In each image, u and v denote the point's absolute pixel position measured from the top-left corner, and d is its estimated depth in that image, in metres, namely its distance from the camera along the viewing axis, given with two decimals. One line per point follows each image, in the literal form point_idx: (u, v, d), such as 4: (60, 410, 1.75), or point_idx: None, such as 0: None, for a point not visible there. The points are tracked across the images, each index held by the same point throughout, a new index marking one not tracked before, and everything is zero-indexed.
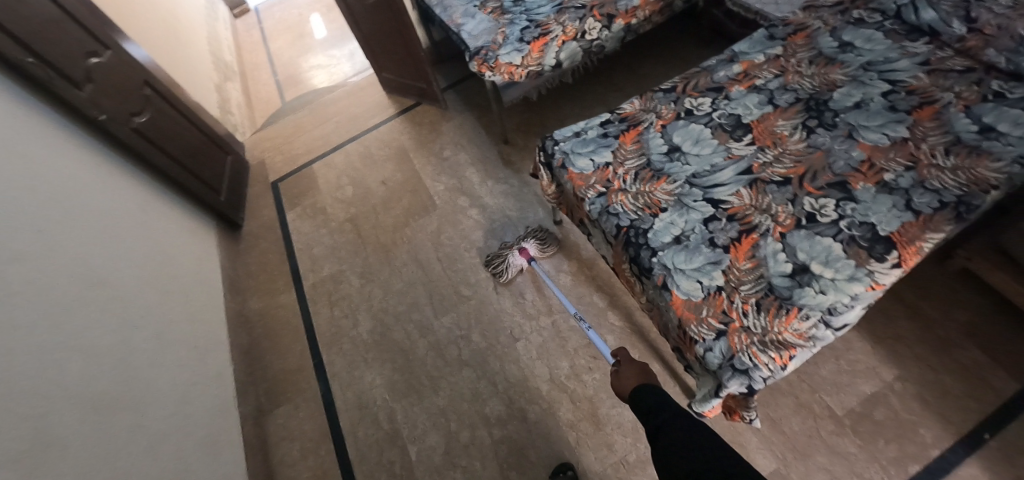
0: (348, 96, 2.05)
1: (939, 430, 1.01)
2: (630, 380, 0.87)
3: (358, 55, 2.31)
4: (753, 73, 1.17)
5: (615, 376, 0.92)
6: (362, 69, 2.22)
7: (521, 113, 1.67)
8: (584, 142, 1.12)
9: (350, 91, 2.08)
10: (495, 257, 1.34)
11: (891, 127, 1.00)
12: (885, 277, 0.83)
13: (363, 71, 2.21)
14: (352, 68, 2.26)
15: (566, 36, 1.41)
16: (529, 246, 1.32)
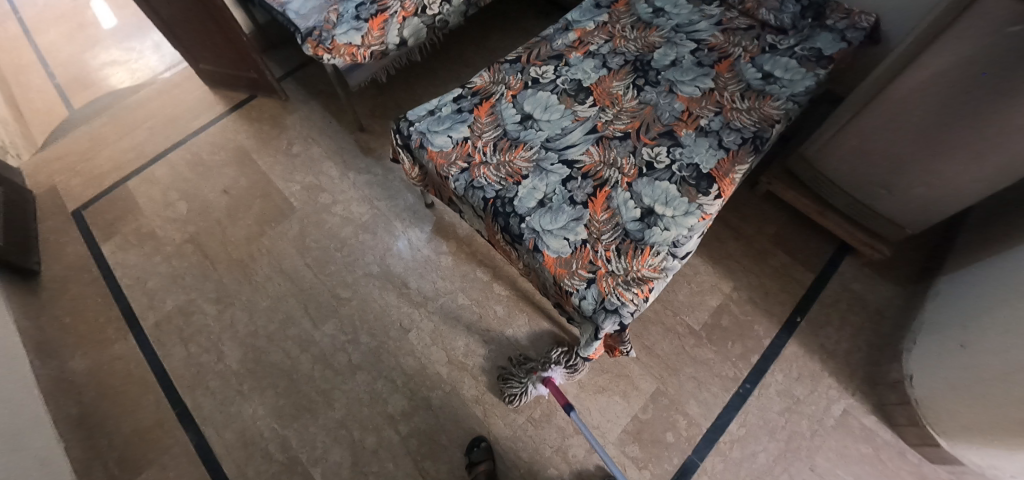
0: (158, 96, 1.71)
1: (767, 323, 1.26)
2: None
3: (166, 46, 1.94)
4: (586, 39, 1.25)
5: None
6: (174, 62, 1.87)
7: (374, 97, 1.58)
8: (440, 120, 1.10)
9: (160, 89, 1.74)
10: (513, 381, 1.12)
11: (700, 80, 1.16)
12: (711, 208, 0.98)
13: (176, 64, 1.86)
14: (160, 62, 1.89)
15: (407, 12, 1.35)
16: (556, 375, 1.10)
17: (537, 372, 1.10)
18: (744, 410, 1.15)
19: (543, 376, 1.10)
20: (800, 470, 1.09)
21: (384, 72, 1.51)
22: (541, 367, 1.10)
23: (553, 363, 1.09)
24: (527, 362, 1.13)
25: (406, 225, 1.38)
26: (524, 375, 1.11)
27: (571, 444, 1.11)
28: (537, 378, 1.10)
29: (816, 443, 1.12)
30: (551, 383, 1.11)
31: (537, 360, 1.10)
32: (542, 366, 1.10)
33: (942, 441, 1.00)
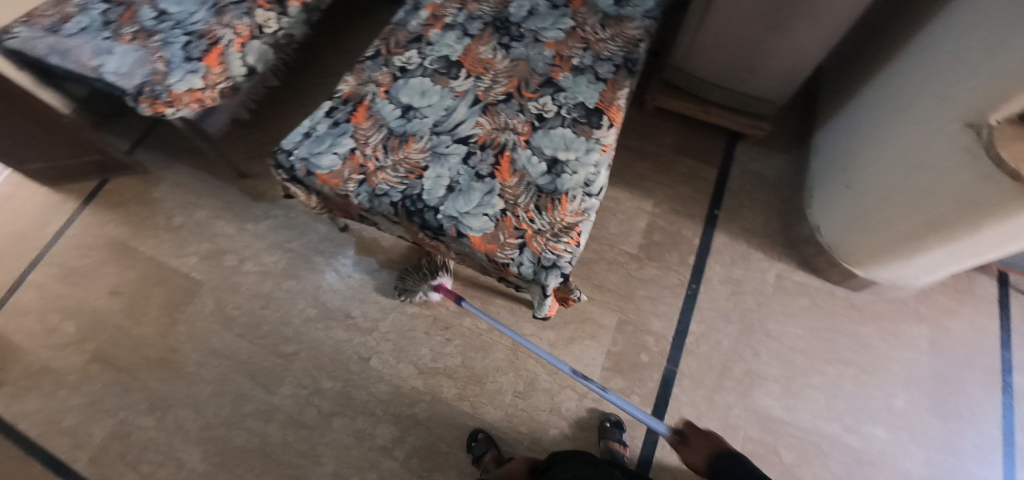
0: None
1: (693, 225, 1.35)
2: (700, 450, 0.98)
3: None
4: (440, 13, 1.21)
5: (682, 448, 1.00)
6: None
7: (243, 137, 1.44)
8: (319, 140, 1.03)
9: None
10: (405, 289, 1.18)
11: (560, 21, 1.18)
12: (607, 138, 1.02)
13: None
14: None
15: (242, 37, 1.24)
16: (446, 277, 1.16)
17: (431, 280, 1.15)
18: (698, 308, 1.25)
19: (436, 283, 1.15)
20: (760, 340, 1.21)
21: (243, 108, 1.39)
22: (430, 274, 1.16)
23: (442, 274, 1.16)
24: (418, 268, 1.17)
25: (328, 256, 1.31)
26: (415, 281, 1.16)
27: (562, 400, 1.14)
28: (426, 287, 1.15)
29: (765, 312, 1.24)
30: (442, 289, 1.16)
31: (425, 269, 1.15)
32: (434, 269, 1.14)
33: (859, 271, 1.18)
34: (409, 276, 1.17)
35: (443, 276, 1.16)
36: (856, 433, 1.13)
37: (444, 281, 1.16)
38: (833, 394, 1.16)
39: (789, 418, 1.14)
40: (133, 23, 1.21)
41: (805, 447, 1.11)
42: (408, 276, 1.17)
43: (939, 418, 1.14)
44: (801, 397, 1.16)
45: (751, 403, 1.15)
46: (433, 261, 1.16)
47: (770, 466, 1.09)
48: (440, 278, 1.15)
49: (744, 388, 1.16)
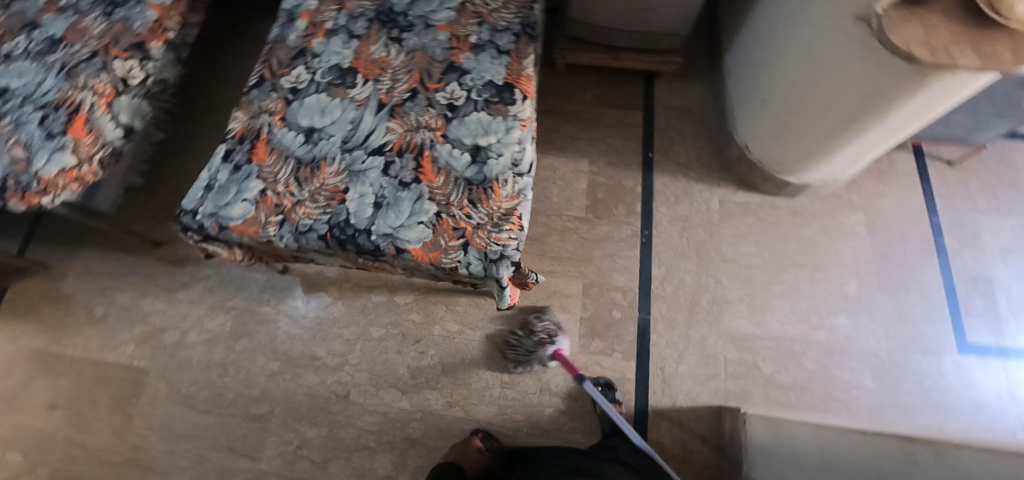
0: None
1: (632, 173, 1.35)
2: None
3: None
4: (318, 19, 1.11)
5: None
6: None
7: (144, 202, 1.31)
8: (223, 190, 0.94)
9: None
10: (516, 352, 1.14)
11: (447, 0, 1.11)
12: (525, 112, 0.98)
13: None
14: None
15: (106, 96, 1.09)
16: (561, 345, 1.13)
17: (548, 344, 1.11)
18: (655, 253, 1.27)
19: (551, 350, 1.11)
20: (718, 267, 1.25)
21: (133, 171, 1.25)
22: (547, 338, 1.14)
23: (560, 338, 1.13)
24: (530, 332, 1.15)
25: (276, 304, 1.23)
26: (530, 347, 1.13)
27: (549, 378, 1.15)
28: (543, 352, 1.11)
29: (716, 239, 1.28)
30: (558, 355, 1.11)
31: (541, 332, 1.13)
32: (554, 332, 1.13)
33: (792, 179, 1.23)
34: (521, 343, 1.14)
35: (559, 345, 1.12)
36: (821, 328, 1.19)
37: (559, 349, 1.12)
38: (793, 299, 1.22)
39: (761, 332, 1.19)
40: None
41: (780, 354, 1.17)
42: (521, 340, 1.15)
43: (888, 293, 1.23)
44: (766, 310, 1.21)
45: (723, 328, 1.19)
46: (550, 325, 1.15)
47: (754, 382, 1.14)
48: (558, 345, 1.12)
49: (714, 316, 1.21)
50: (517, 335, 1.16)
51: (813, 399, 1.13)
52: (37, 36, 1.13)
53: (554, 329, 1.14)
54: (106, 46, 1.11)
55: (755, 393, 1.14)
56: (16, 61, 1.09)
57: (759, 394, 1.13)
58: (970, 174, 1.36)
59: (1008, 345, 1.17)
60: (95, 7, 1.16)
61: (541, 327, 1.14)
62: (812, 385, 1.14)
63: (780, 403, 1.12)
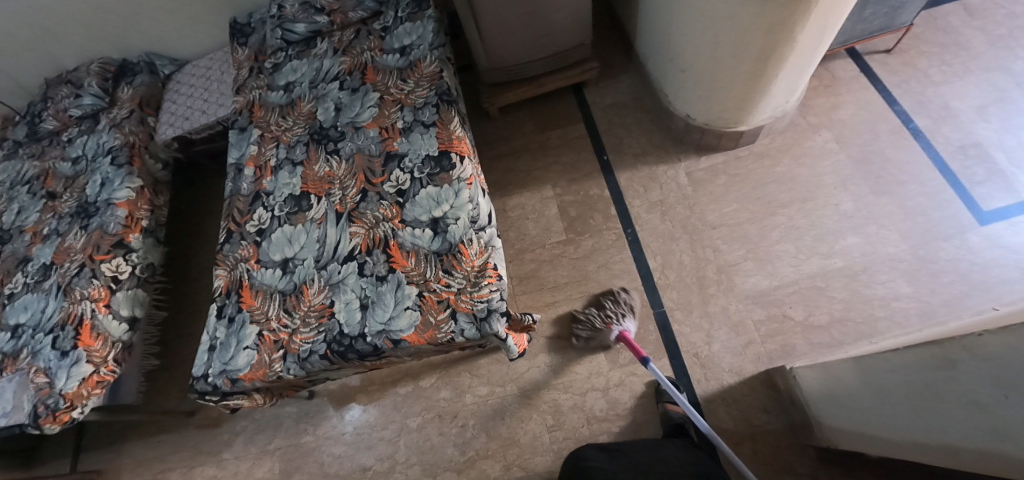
0: None
1: (595, 180, 1.37)
2: None
3: None
4: (262, 160, 1.20)
5: None
6: None
7: (169, 379, 1.37)
8: (224, 346, 0.98)
9: None
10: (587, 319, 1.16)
11: (366, 99, 1.19)
12: (467, 171, 1.02)
13: None
14: None
15: (103, 298, 1.16)
16: (629, 328, 1.13)
17: (611, 325, 1.12)
18: (646, 246, 1.27)
19: (619, 330, 1.11)
20: (711, 236, 1.25)
21: (149, 355, 1.31)
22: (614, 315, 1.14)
23: (624, 319, 1.13)
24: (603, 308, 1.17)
25: (314, 430, 1.25)
26: (596, 326, 1.14)
27: (591, 404, 1.12)
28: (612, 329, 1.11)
29: (698, 211, 1.28)
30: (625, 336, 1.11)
31: (611, 311, 1.14)
32: (616, 314, 1.13)
33: (744, 127, 1.23)
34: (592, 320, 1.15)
35: (626, 326, 1.12)
36: (834, 255, 1.16)
37: (626, 331, 1.11)
38: (796, 237, 1.20)
39: (778, 282, 1.16)
40: None
41: (807, 296, 1.13)
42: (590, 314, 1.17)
43: (885, 196, 1.20)
44: (775, 259, 1.19)
45: (740, 293, 1.17)
46: (617, 299, 1.17)
47: (793, 333, 1.10)
48: (622, 326, 1.12)
49: (726, 284, 1.18)
50: (586, 314, 1.17)
51: (858, 328, 1.07)
52: (31, 269, 1.23)
53: (616, 310, 1.14)
54: (91, 254, 1.20)
55: (798, 344, 1.09)
56: (20, 298, 1.19)
57: (802, 343, 1.08)
58: (912, 53, 1.39)
59: None
60: (73, 225, 1.26)
61: (612, 308, 1.15)
62: (850, 315, 1.09)
63: (827, 345, 1.07)
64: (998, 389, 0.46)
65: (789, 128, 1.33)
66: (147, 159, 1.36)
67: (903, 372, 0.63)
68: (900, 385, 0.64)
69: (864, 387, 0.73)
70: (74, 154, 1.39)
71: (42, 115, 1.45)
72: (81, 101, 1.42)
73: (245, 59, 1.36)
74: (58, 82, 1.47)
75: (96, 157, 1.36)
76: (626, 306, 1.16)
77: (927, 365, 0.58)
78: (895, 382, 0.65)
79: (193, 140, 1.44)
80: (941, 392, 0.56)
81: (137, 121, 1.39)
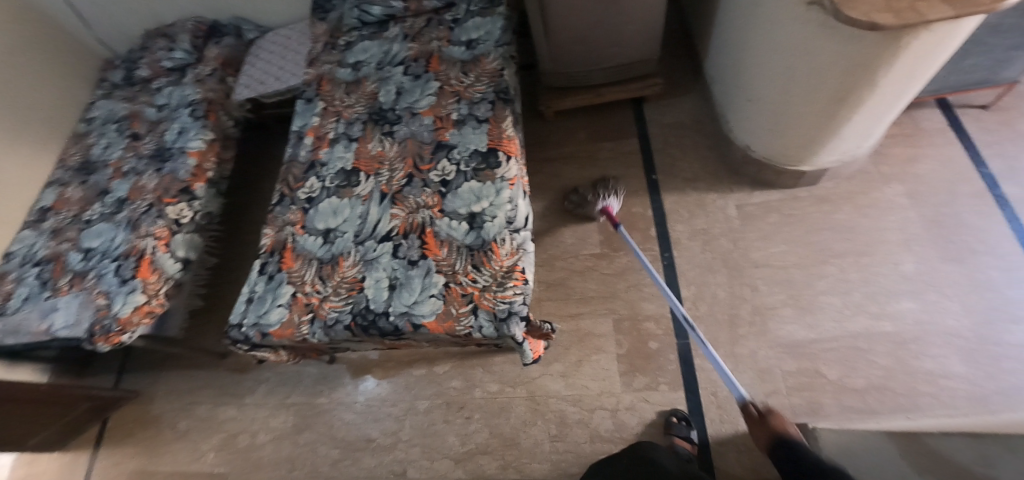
0: None
1: (639, 198, 1.35)
2: None
3: None
4: (322, 132, 1.26)
5: None
6: None
7: (210, 321, 1.47)
8: (261, 300, 1.04)
9: None
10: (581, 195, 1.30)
11: (427, 87, 1.22)
12: (512, 171, 1.03)
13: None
14: None
15: (164, 238, 1.25)
16: (612, 204, 1.24)
17: (599, 200, 1.24)
18: (681, 274, 1.23)
19: (602, 205, 1.23)
20: (751, 274, 1.20)
21: (195, 296, 1.42)
22: (603, 194, 1.25)
23: (608, 199, 1.24)
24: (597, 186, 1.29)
25: (329, 394, 1.31)
26: (586, 198, 1.27)
27: (597, 422, 1.11)
28: (600, 202, 1.24)
29: (742, 246, 1.23)
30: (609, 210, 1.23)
31: (602, 188, 1.26)
32: (601, 193, 1.25)
33: (806, 168, 1.17)
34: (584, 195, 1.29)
35: (609, 203, 1.23)
36: (884, 317, 1.08)
37: (609, 206, 1.23)
38: (845, 291, 1.13)
39: (815, 335, 1.10)
40: (65, 272, 1.25)
41: (846, 356, 1.06)
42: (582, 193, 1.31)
43: (953, 263, 1.11)
44: (817, 310, 1.12)
45: (773, 338, 1.11)
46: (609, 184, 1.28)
47: (823, 391, 1.04)
48: (608, 203, 1.23)
49: (759, 327, 1.13)
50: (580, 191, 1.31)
51: (897, 400, 0.99)
52: (109, 200, 1.35)
53: (602, 191, 1.26)
54: (160, 196, 1.30)
55: (827, 403, 1.02)
56: (95, 225, 1.31)
57: (831, 403, 1.02)
58: (1014, 113, 1.26)
59: None
60: (149, 166, 1.38)
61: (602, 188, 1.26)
62: (891, 384, 1.01)
63: (859, 410, 1.00)
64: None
65: (856, 177, 1.25)
66: (221, 116, 1.46)
67: (935, 458, 0.59)
68: (925, 468, 0.60)
69: (888, 463, 0.69)
70: (159, 102, 1.51)
71: (139, 63, 1.59)
72: (173, 54, 1.55)
73: (322, 34, 1.43)
74: (157, 34, 1.61)
75: (178, 108, 1.47)
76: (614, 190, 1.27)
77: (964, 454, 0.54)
78: (921, 464, 0.61)
79: (264, 103, 1.53)
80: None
81: (218, 79, 1.50)
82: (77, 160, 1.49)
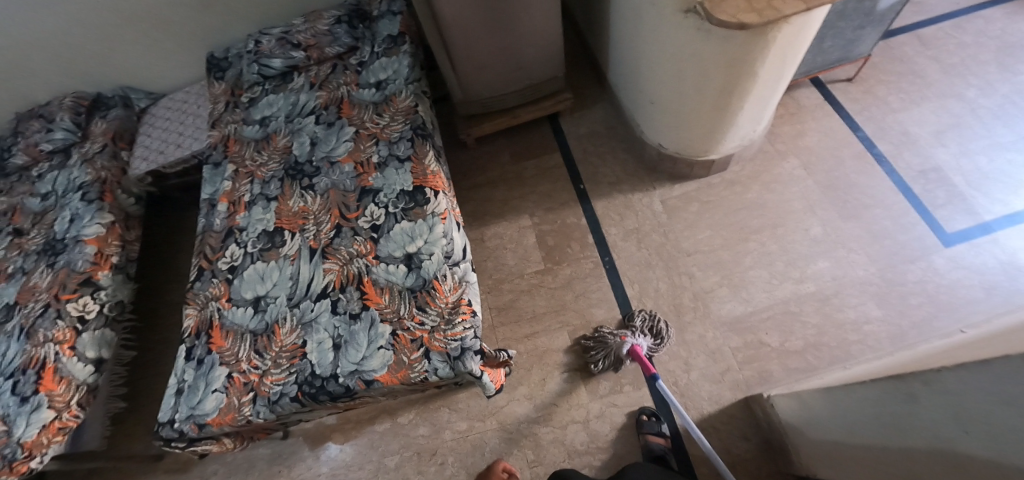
0: None
1: (572, 209, 1.39)
2: None
3: None
4: (236, 196, 1.19)
5: None
6: None
7: (138, 421, 1.32)
8: (192, 389, 0.95)
9: None
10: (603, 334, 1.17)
11: (342, 134, 1.19)
12: (442, 206, 1.03)
13: None
14: None
15: (67, 340, 1.12)
16: (641, 342, 1.13)
17: (624, 337, 1.13)
18: (623, 275, 1.27)
19: (630, 343, 1.12)
20: (685, 262, 1.26)
21: (116, 397, 1.27)
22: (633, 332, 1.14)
23: (638, 336, 1.13)
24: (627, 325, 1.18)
25: (288, 472, 1.21)
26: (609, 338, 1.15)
27: (572, 436, 1.11)
28: (625, 339, 1.12)
29: (673, 237, 1.30)
30: (637, 350, 1.11)
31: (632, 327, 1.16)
32: (632, 329, 1.14)
33: (714, 156, 1.27)
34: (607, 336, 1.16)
35: (638, 341, 1.13)
36: (806, 279, 1.18)
37: (637, 345, 1.12)
38: (768, 262, 1.22)
39: (752, 308, 1.17)
40: None
41: (781, 322, 1.14)
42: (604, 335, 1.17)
43: (851, 220, 1.24)
44: (749, 285, 1.20)
45: (716, 319, 1.18)
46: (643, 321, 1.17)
47: (769, 359, 1.11)
48: (635, 340, 1.12)
49: (702, 311, 1.19)
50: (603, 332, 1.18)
51: (832, 352, 1.08)
52: None
53: (633, 327, 1.15)
54: (56, 294, 1.16)
55: (774, 370, 1.09)
56: None
57: (778, 369, 1.09)
58: (871, 82, 1.45)
59: (985, 219, 1.19)
60: (39, 262, 1.23)
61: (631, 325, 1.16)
62: (824, 339, 1.10)
63: (802, 370, 1.08)
64: (951, 420, 0.46)
65: (757, 157, 1.37)
66: (119, 194, 1.34)
67: (871, 405, 0.64)
68: (865, 416, 0.64)
69: (833, 417, 0.74)
70: (43, 190, 1.36)
71: (11, 150, 1.42)
72: (52, 135, 1.40)
73: (221, 93, 1.36)
74: (29, 116, 1.45)
75: (66, 193, 1.33)
76: (651, 327, 1.15)
77: (891, 395, 0.59)
78: (861, 412, 0.65)
79: (167, 174, 1.43)
80: (902, 426, 0.56)
81: (109, 155, 1.38)
82: None
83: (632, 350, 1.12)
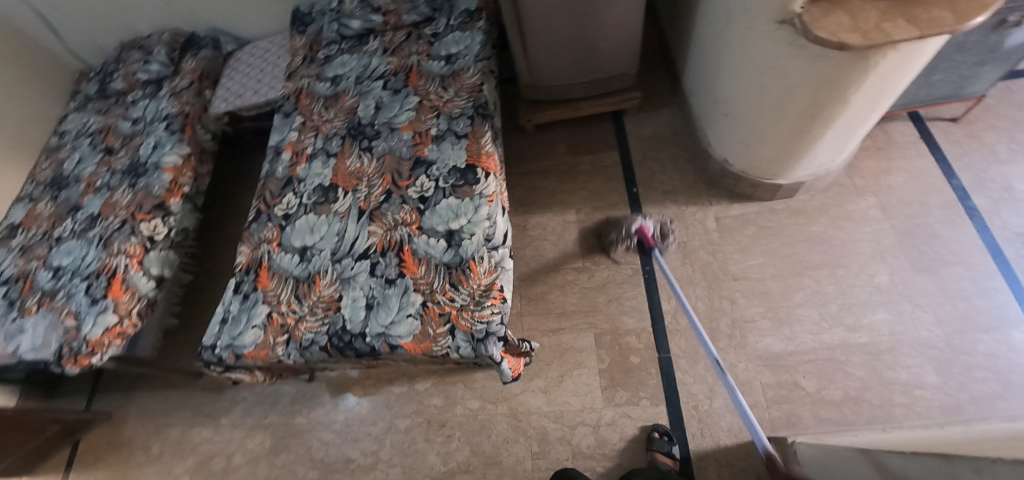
0: None
1: (620, 211, 1.35)
2: None
3: None
4: (300, 147, 1.24)
5: None
6: None
7: (185, 340, 1.44)
8: (235, 321, 1.02)
9: None
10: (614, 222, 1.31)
11: (406, 102, 1.21)
12: (490, 188, 1.03)
13: None
14: None
15: (136, 255, 1.22)
16: (647, 224, 1.25)
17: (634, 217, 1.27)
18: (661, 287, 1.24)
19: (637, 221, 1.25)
20: (729, 286, 1.21)
21: (170, 314, 1.38)
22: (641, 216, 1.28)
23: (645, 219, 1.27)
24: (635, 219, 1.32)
25: (307, 413, 1.28)
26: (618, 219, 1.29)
27: (579, 437, 1.11)
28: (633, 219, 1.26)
29: (721, 258, 1.24)
30: (643, 230, 1.24)
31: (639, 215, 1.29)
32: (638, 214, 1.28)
33: (782, 182, 1.19)
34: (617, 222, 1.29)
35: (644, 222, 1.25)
36: (860, 328, 1.10)
37: (644, 225, 1.25)
38: (821, 302, 1.14)
39: (793, 347, 1.11)
40: (33, 292, 1.21)
41: (823, 367, 1.07)
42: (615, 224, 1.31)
43: (924, 274, 1.13)
44: (794, 322, 1.14)
45: (751, 350, 1.12)
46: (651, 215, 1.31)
47: (801, 403, 1.04)
48: (643, 222, 1.25)
49: (738, 340, 1.14)
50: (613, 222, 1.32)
51: (873, 410, 1.01)
52: (80, 217, 1.32)
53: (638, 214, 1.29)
54: (133, 212, 1.27)
55: (805, 415, 1.03)
56: (66, 242, 1.28)
57: (809, 416, 1.03)
58: (980, 126, 1.30)
59: None
60: (122, 181, 1.35)
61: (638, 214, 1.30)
62: (867, 395, 1.02)
63: (836, 422, 1.01)
64: None
65: (830, 190, 1.27)
66: (197, 129, 1.44)
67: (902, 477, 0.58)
68: None
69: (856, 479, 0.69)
70: (135, 115, 1.48)
71: (113, 75, 1.55)
72: (149, 66, 1.52)
73: (300, 47, 1.42)
74: (133, 46, 1.58)
75: (153, 121, 1.44)
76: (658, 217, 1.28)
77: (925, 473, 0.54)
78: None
79: (242, 117, 1.51)
80: None
81: (194, 92, 1.47)
82: (49, 175, 1.45)
83: (639, 229, 1.25)
